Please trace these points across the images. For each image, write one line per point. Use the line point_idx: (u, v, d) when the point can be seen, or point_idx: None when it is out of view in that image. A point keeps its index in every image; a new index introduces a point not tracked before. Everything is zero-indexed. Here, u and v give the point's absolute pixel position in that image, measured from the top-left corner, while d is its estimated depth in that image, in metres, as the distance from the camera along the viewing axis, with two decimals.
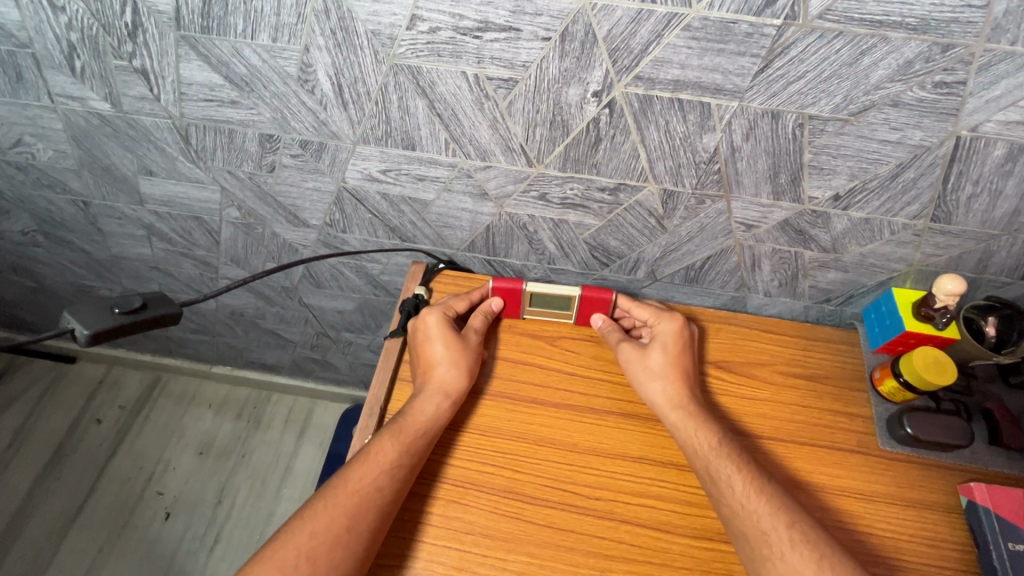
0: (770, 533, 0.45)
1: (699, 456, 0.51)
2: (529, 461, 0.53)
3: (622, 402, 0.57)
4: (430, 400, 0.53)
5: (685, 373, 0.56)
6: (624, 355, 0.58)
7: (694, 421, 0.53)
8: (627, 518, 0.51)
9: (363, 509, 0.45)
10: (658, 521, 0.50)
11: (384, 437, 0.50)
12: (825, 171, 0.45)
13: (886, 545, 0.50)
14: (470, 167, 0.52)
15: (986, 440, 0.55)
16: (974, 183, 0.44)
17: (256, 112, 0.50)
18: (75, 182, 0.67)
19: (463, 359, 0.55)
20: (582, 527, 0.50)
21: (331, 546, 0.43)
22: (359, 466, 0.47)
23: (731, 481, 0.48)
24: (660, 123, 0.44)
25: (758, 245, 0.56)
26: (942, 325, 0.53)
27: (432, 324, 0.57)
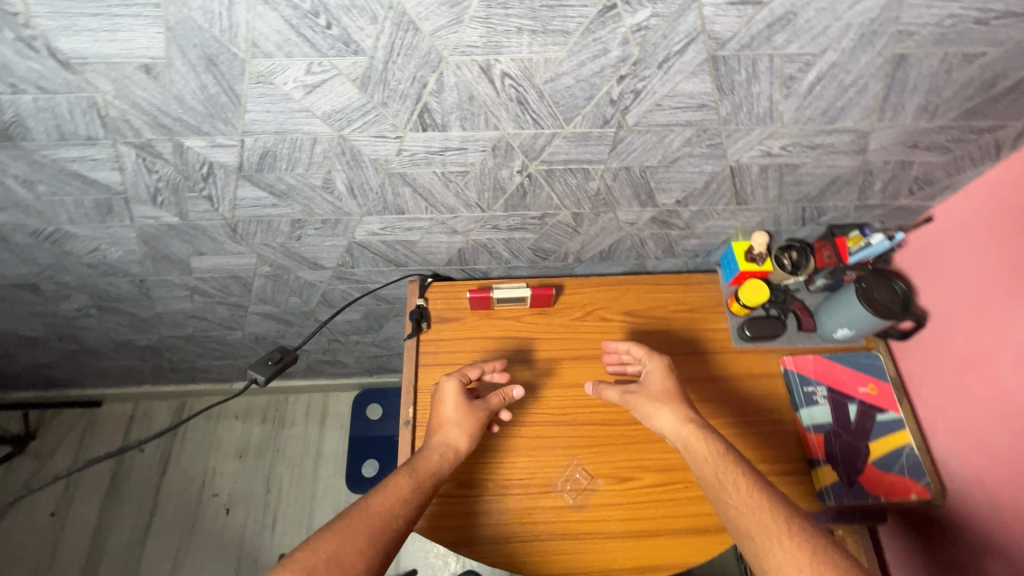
0: (770, 525, 0.57)
1: (710, 466, 0.64)
2: (531, 396, 0.83)
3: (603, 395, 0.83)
4: (437, 450, 0.71)
5: (680, 405, 0.71)
6: (632, 400, 0.74)
7: (701, 436, 0.66)
8: (594, 422, 0.81)
9: (382, 531, 0.60)
10: (613, 420, 0.82)
11: (401, 474, 0.67)
12: (666, 189, 0.73)
13: (758, 428, 0.80)
14: (443, 218, 0.77)
15: (796, 328, 0.87)
16: (751, 185, 0.73)
17: (291, 207, 0.73)
18: (136, 268, 0.87)
19: (468, 422, 0.73)
20: (566, 431, 0.81)
21: (355, 554, 0.57)
22: (381, 496, 0.64)
23: (737, 485, 0.61)
24: (562, 180, 0.70)
25: (642, 233, 0.84)
26: (761, 262, 0.84)
27: (450, 388, 0.75)
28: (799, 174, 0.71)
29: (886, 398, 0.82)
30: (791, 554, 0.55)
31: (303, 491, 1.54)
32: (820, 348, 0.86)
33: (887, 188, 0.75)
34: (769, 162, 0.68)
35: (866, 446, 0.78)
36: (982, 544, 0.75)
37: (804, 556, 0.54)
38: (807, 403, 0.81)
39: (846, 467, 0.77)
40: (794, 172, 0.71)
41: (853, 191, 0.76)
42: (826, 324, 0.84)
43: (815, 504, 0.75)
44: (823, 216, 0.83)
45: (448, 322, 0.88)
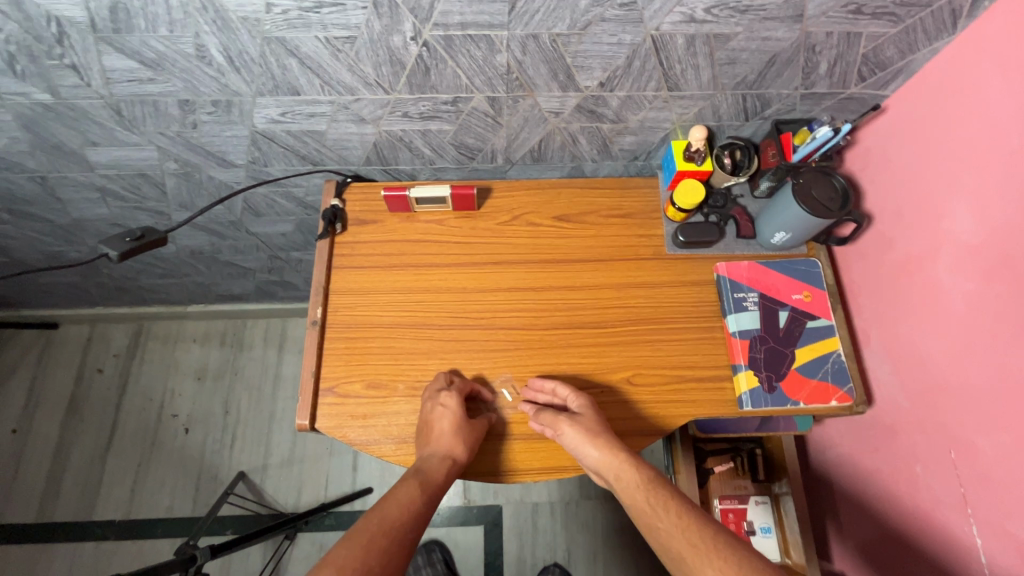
0: (699, 546, 0.56)
1: (641, 492, 0.62)
2: (465, 297, 0.79)
3: (541, 330, 0.78)
4: (438, 463, 0.66)
5: (610, 435, 0.66)
6: (560, 428, 0.68)
7: (632, 463, 0.63)
8: (524, 329, 0.78)
9: (392, 542, 0.58)
10: (544, 333, 0.78)
11: (408, 487, 0.63)
12: (585, 68, 0.66)
13: (686, 355, 0.77)
14: (345, 101, 0.70)
15: (735, 235, 0.82)
16: (679, 63, 0.66)
17: (171, 83, 0.66)
18: (30, 161, 0.82)
19: (466, 436, 0.68)
20: (493, 337, 0.77)
21: (370, 566, 0.55)
22: (392, 507, 0.62)
23: (666, 509, 0.60)
24: (465, 52, 0.63)
25: (570, 126, 0.78)
26: (699, 162, 0.78)
27: (452, 406, 0.68)
28: (731, 49, 0.64)
29: (820, 305, 0.77)
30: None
31: (262, 413, 1.55)
32: (758, 255, 0.81)
33: (833, 70, 0.68)
34: (694, 32, 0.61)
35: (793, 352, 0.74)
36: (907, 452, 0.74)
37: None
38: (735, 310, 0.77)
39: (767, 373, 0.74)
40: (726, 45, 0.63)
41: (795, 75, 0.69)
42: (765, 229, 0.79)
43: (733, 408, 0.74)
44: (767, 109, 0.75)
45: (366, 225, 0.83)
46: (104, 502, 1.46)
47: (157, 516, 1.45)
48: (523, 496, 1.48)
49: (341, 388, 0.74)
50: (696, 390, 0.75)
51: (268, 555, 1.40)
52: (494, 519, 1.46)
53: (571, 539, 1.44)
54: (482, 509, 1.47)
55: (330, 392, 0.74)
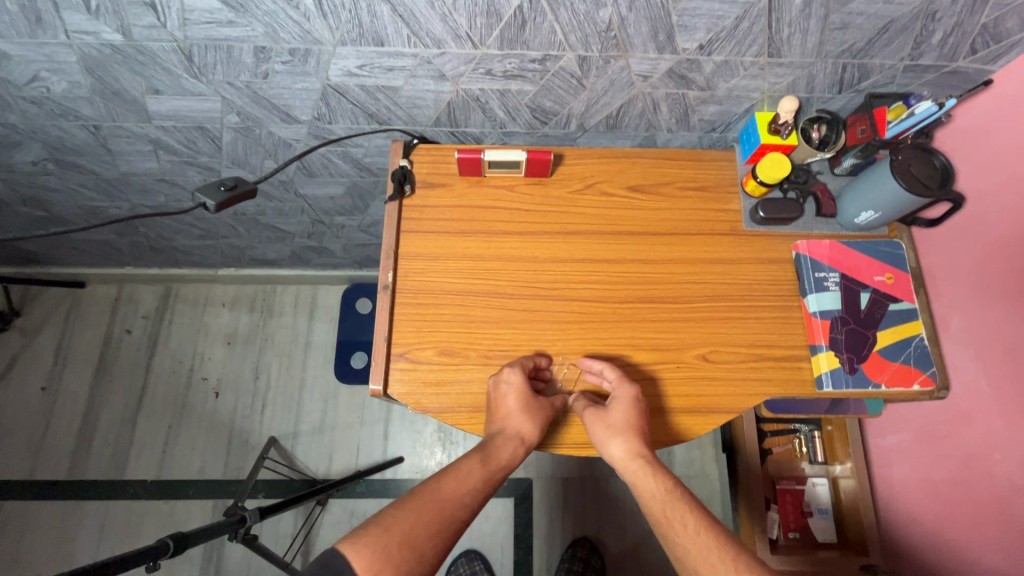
0: (716, 564, 0.53)
1: (658, 501, 0.59)
2: (534, 265, 0.77)
3: (605, 306, 0.76)
4: (508, 442, 0.64)
5: (636, 434, 0.64)
6: (588, 418, 0.66)
7: (649, 469, 0.61)
8: (591, 302, 0.76)
9: (451, 515, 0.57)
10: (611, 308, 0.76)
11: (472, 461, 0.62)
12: (689, 28, 0.63)
13: (762, 334, 0.75)
14: (428, 55, 0.67)
15: (815, 213, 0.80)
16: (789, 26, 0.62)
17: (251, 28, 0.63)
18: (87, 109, 0.78)
19: (536, 415, 0.67)
20: (559, 309, 0.76)
21: (426, 536, 0.54)
22: (451, 480, 0.59)
23: (684, 520, 0.57)
24: (567, 6, 0.59)
25: (655, 91, 0.74)
26: (785, 135, 0.75)
27: (515, 383, 0.67)
28: (847, 13, 0.61)
29: (903, 287, 0.75)
30: None
31: (293, 380, 1.54)
32: (838, 235, 0.79)
33: (947, 41, 0.64)
34: None
35: (874, 335, 0.73)
36: (984, 439, 0.73)
37: None
38: (816, 290, 0.75)
39: (849, 354, 0.72)
40: (843, 8, 0.60)
41: (906, 44, 0.65)
42: (849, 208, 0.76)
43: (811, 388, 0.73)
44: (863, 82, 0.72)
45: (434, 188, 0.80)
46: (135, 462, 1.46)
47: (188, 477, 1.46)
48: (554, 471, 1.49)
49: (413, 354, 0.72)
50: (772, 369, 0.74)
51: (300, 520, 1.41)
52: (524, 492, 1.47)
53: (600, 514, 1.45)
54: (513, 482, 1.47)
55: (401, 357, 0.72)
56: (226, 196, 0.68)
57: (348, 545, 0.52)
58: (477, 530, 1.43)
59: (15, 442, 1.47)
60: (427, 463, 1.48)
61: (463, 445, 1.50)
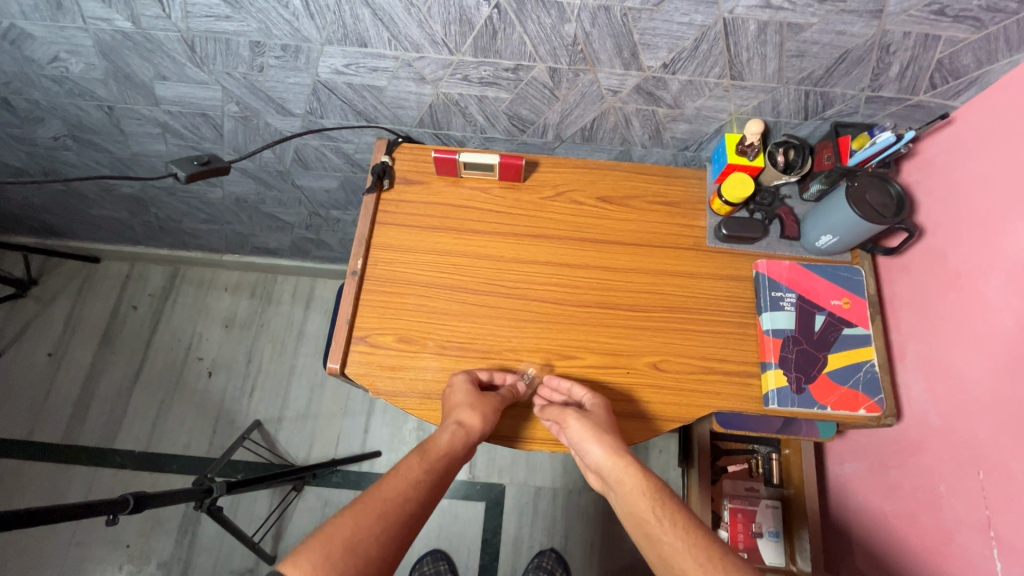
0: (706, 566, 0.53)
1: (643, 502, 0.60)
2: (498, 265, 0.80)
3: (563, 309, 0.78)
4: (447, 430, 0.65)
5: (614, 436, 0.66)
6: (571, 419, 0.67)
7: (632, 471, 0.62)
8: (551, 304, 0.79)
9: (397, 512, 0.57)
10: (568, 310, 0.78)
11: (411, 457, 0.64)
12: (651, 46, 0.66)
13: (714, 348, 0.77)
14: (409, 58, 0.72)
15: (779, 235, 0.82)
16: (747, 50, 0.65)
17: (246, 23, 0.68)
18: (102, 90, 0.85)
19: (481, 405, 0.68)
20: (517, 309, 0.78)
21: (370, 539, 0.54)
22: (392, 480, 0.60)
23: (671, 522, 0.57)
24: (535, 19, 0.63)
25: (625, 106, 0.78)
26: (751, 156, 0.77)
27: (459, 382, 0.71)
28: (802, 41, 0.63)
29: (858, 313, 0.76)
30: None
31: (283, 366, 1.59)
32: (799, 257, 0.81)
33: (904, 74, 0.66)
34: (768, 18, 0.61)
35: (825, 356, 0.74)
36: (932, 469, 0.73)
37: None
38: (771, 308, 0.76)
39: (797, 373, 0.73)
40: (797, 36, 0.63)
41: (864, 75, 0.68)
42: (810, 232, 0.78)
43: (758, 404, 0.74)
44: (828, 109, 0.74)
45: (412, 185, 0.84)
46: (126, 432, 1.52)
47: (174, 452, 1.50)
48: (527, 479, 1.49)
49: (374, 338, 0.76)
50: (721, 383, 0.75)
51: (275, 502, 1.44)
52: (497, 497, 1.47)
53: (570, 527, 1.45)
54: (485, 486, 1.48)
55: (361, 341, 0.75)
56: (196, 169, 0.73)
57: (287, 563, 0.49)
58: (447, 530, 1.45)
59: (16, 404, 1.54)
60: None
61: None
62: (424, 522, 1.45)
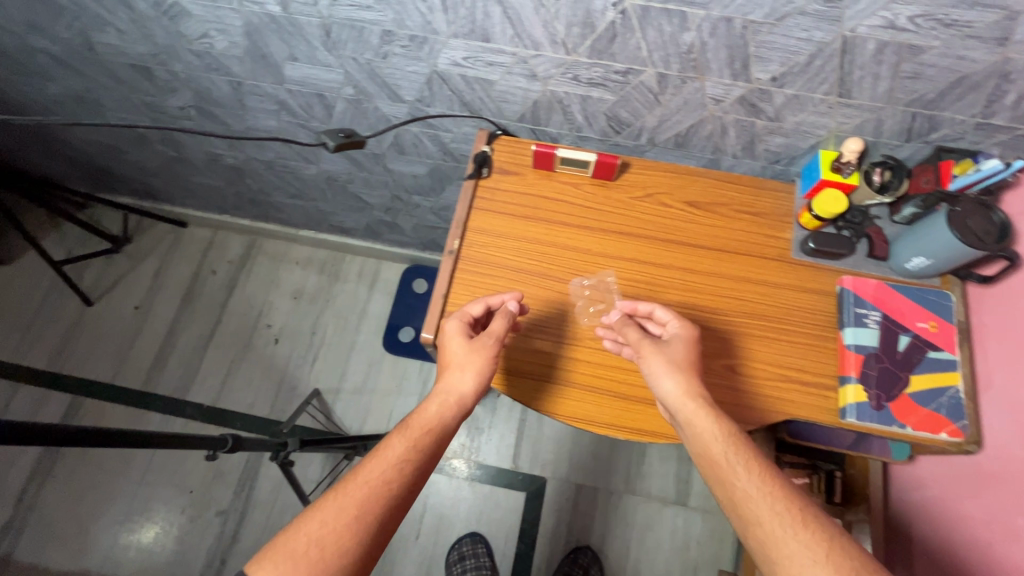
0: (782, 513, 0.56)
1: (717, 445, 0.62)
2: (597, 254, 0.85)
3: (651, 296, 0.82)
4: (437, 400, 0.68)
5: (692, 376, 0.68)
6: (646, 351, 0.71)
7: (708, 413, 0.65)
8: (637, 292, 0.82)
9: (374, 498, 0.57)
10: (655, 295, 0.82)
11: (394, 436, 0.64)
12: (764, 59, 0.69)
13: (793, 359, 0.78)
14: (526, 55, 0.76)
15: (866, 254, 0.83)
16: (861, 69, 0.67)
17: (384, 14, 0.75)
18: (236, 66, 0.94)
19: (474, 362, 0.71)
20: (608, 291, 0.82)
21: (341, 529, 0.55)
22: (372, 462, 0.60)
23: (746, 466, 0.60)
24: (656, 26, 0.67)
25: (725, 116, 0.80)
26: (846, 174, 0.79)
27: (450, 330, 0.73)
28: (919, 63, 0.65)
29: (945, 337, 0.76)
30: (808, 548, 0.54)
31: (345, 340, 1.67)
32: (886, 278, 0.81)
33: (1020, 103, 0.67)
34: (888, 39, 0.63)
35: (908, 377, 0.74)
36: (1009, 501, 0.73)
37: (819, 556, 0.53)
38: (853, 325, 0.77)
39: (877, 391, 0.73)
40: (915, 58, 0.64)
41: (977, 101, 0.68)
42: (900, 253, 0.79)
43: (835, 416, 0.75)
44: (932, 133, 0.75)
45: (508, 176, 0.89)
46: (198, 386, 1.63)
47: (239, 409, 1.60)
48: (569, 475, 1.52)
49: None
50: (796, 392, 0.76)
51: (327, 468, 1.52)
52: (537, 489, 1.51)
53: (606, 528, 1.47)
54: (527, 477, 1.52)
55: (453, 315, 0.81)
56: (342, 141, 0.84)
57: (254, 565, 0.51)
58: (486, 515, 1.49)
59: (103, 351, 1.67)
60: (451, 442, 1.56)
61: (488, 432, 1.57)
62: (465, 505, 1.50)
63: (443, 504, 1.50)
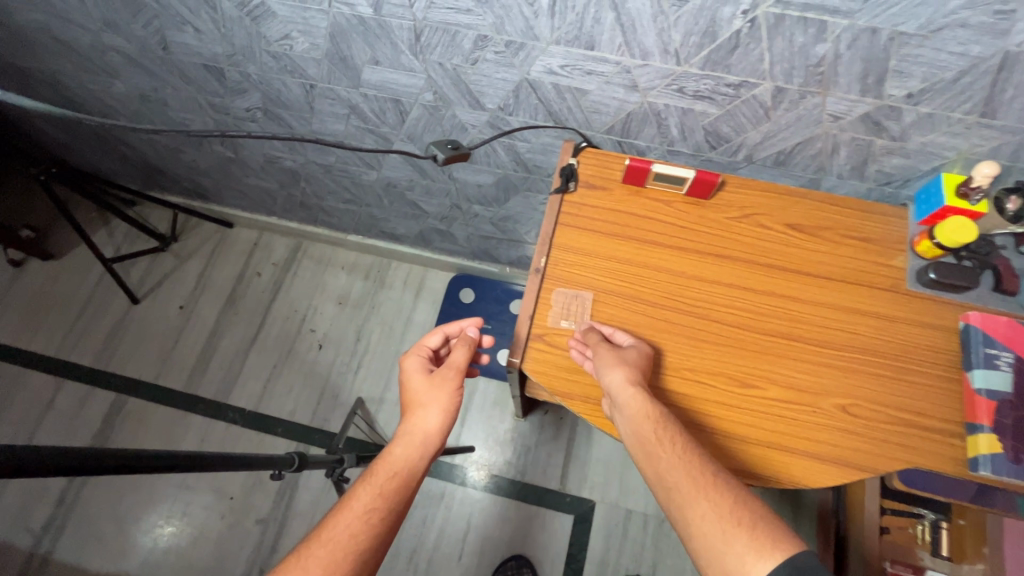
0: (697, 478, 0.55)
1: (648, 424, 0.61)
2: (682, 278, 0.79)
3: (739, 323, 0.76)
4: (402, 443, 0.67)
5: (635, 368, 0.67)
6: (601, 350, 0.70)
7: (642, 396, 0.63)
8: (722, 322, 0.76)
9: (338, 553, 0.54)
10: (742, 323, 0.76)
11: (358, 485, 0.61)
12: (903, 74, 0.63)
13: (911, 403, 0.71)
14: (631, 64, 0.71)
15: (990, 288, 0.76)
16: (1015, 88, 0.61)
17: (483, 18, 0.70)
18: (312, 69, 0.90)
19: (436, 391, 0.71)
20: (691, 319, 0.76)
21: None
22: (342, 517, 0.57)
23: (668, 442, 0.59)
24: (787, 37, 0.62)
25: (841, 133, 0.74)
26: (975, 201, 0.71)
27: (410, 366, 0.75)
28: None
29: None
30: (715, 509, 0.52)
31: (389, 349, 1.63)
32: (1014, 315, 0.74)
33: None
34: None
35: None
36: None
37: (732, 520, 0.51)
38: (984, 366, 0.69)
39: (1014, 443, 0.65)
40: None
41: None
42: None
43: (962, 468, 0.68)
44: None
45: (595, 191, 0.84)
46: (240, 390, 1.61)
47: (280, 415, 1.57)
48: (618, 500, 1.46)
49: (550, 338, 0.76)
50: (916, 439, 0.70)
51: None
52: (585, 512, 1.44)
53: (658, 558, 1.40)
54: (575, 500, 1.46)
55: (539, 338, 0.76)
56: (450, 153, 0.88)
57: None
58: (532, 537, 1.43)
59: (147, 350, 1.66)
60: (497, 458, 1.52)
61: (533, 449, 1.52)
62: (510, 526, 1.44)
63: (487, 524, 1.45)
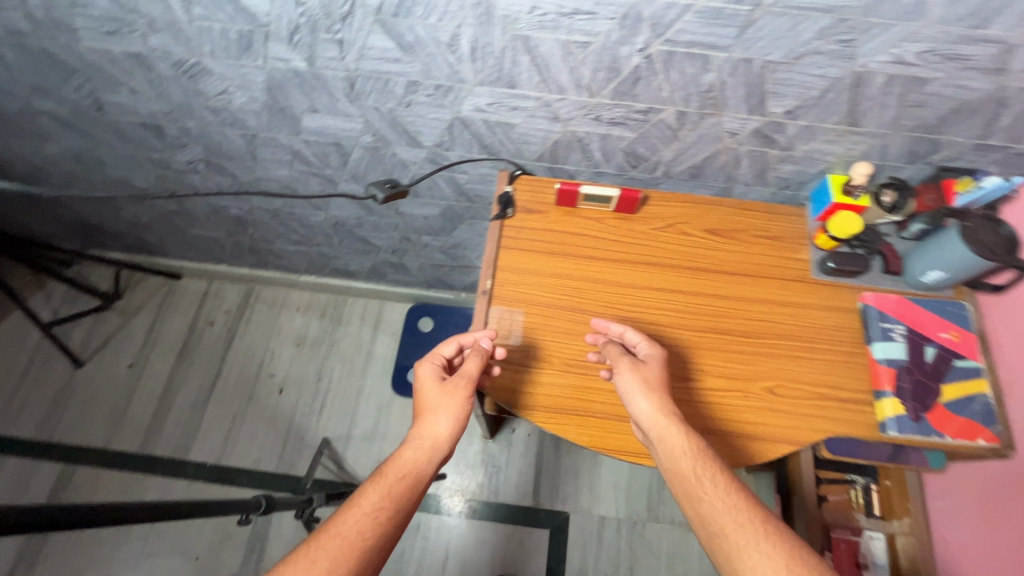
0: (744, 522, 0.57)
1: (687, 458, 0.63)
2: (628, 287, 0.86)
3: (679, 323, 0.83)
4: (413, 447, 0.68)
5: (662, 394, 0.69)
6: (624, 367, 0.72)
7: (679, 428, 0.66)
8: (667, 323, 0.83)
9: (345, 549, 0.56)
10: (686, 324, 0.83)
11: (367, 484, 0.63)
12: (780, 95, 0.73)
13: (829, 379, 0.80)
14: (550, 99, 0.79)
15: (881, 270, 0.87)
16: (870, 100, 0.72)
17: (411, 65, 0.77)
18: (252, 120, 0.94)
19: (452, 405, 0.71)
20: (641, 324, 0.83)
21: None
22: (347, 512, 0.59)
23: (713, 479, 0.61)
24: (679, 69, 0.71)
25: (739, 147, 0.84)
26: (857, 196, 0.82)
27: (427, 377, 0.74)
28: (924, 93, 0.70)
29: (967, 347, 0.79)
30: (768, 555, 0.55)
31: (351, 385, 1.63)
32: (903, 292, 0.85)
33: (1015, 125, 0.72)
34: (897, 73, 0.67)
35: (939, 387, 0.77)
36: None
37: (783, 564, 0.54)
38: (880, 338, 0.80)
39: (913, 403, 0.75)
40: (920, 88, 0.69)
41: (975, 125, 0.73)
42: (916, 267, 0.82)
43: (874, 430, 0.76)
44: (934, 155, 0.80)
45: (532, 214, 0.91)
46: (199, 444, 1.56)
47: (244, 465, 1.54)
48: (591, 507, 1.50)
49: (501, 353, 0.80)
50: (835, 410, 0.78)
51: None
52: (559, 525, 1.47)
53: (633, 561, 1.44)
54: (549, 513, 1.49)
55: None
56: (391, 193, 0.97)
57: None
58: (510, 557, 1.44)
59: (97, 412, 1.59)
60: (469, 482, 1.53)
61: (503, 468, 1.55)
62: (488, 548, 1.45)
63: (466, 549, 1.45)
